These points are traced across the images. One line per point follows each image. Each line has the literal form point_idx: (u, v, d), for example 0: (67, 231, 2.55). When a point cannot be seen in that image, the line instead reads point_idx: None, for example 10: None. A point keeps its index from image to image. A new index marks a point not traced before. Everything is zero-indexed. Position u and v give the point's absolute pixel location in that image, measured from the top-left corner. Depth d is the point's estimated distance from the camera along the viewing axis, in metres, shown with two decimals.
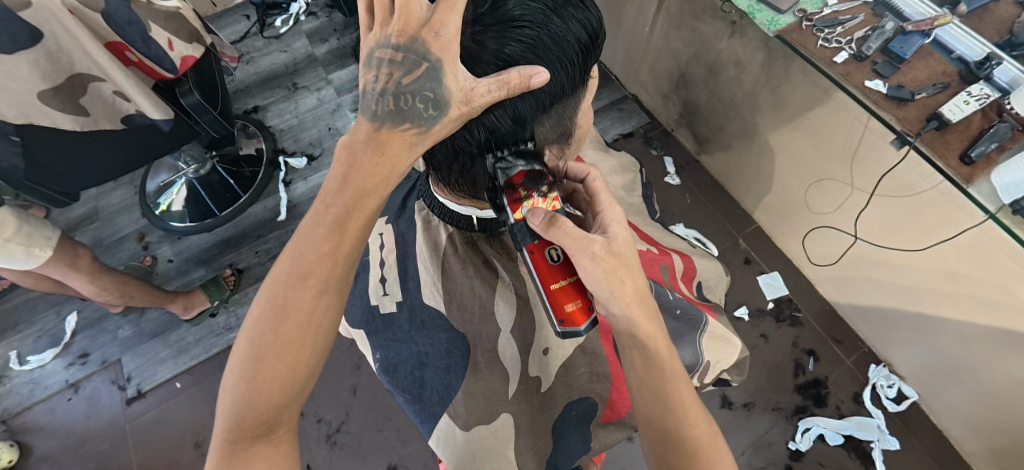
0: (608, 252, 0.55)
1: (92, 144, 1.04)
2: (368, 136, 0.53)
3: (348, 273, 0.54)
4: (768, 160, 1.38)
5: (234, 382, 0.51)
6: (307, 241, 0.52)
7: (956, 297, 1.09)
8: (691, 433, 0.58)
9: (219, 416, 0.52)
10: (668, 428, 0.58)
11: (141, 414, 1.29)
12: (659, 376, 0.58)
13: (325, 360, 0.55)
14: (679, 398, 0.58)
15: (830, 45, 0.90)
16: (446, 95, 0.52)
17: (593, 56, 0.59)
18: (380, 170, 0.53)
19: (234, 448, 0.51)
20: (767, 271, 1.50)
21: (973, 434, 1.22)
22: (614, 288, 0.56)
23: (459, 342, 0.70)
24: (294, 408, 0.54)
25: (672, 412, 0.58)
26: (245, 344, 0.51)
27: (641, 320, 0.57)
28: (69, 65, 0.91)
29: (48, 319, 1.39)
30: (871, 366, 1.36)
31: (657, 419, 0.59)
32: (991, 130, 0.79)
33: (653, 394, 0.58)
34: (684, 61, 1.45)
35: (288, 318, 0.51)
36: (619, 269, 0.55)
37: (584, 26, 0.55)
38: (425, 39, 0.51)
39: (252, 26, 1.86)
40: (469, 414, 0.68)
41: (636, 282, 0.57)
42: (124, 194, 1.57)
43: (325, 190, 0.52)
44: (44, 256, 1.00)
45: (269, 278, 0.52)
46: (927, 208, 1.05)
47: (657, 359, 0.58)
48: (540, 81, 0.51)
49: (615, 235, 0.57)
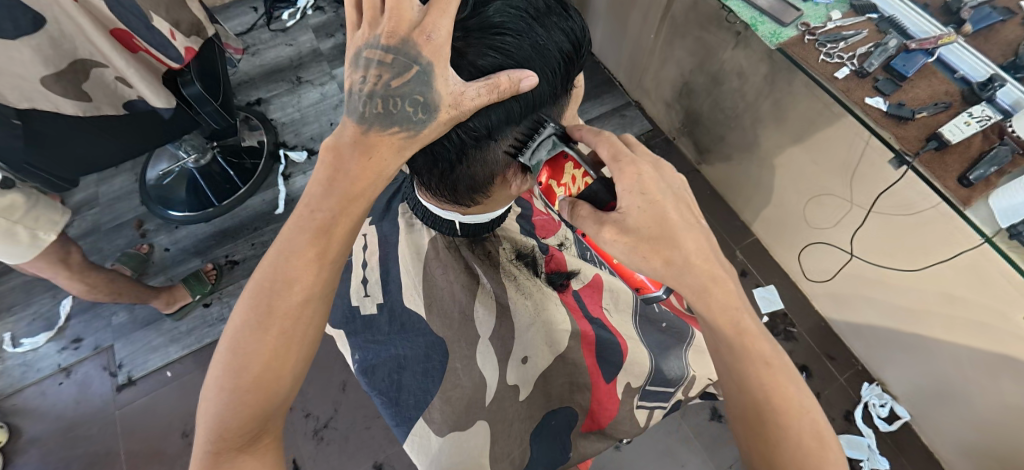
0: (616, 229, 0.52)
1: (98, 133, 1.05)
2: (355, 138, 0.54)
3: (332, 279, 0.55)
4: (769, 173, 1.36)
5: (216, 392, 0.50)
6: (292, 248, 0.52)
7: (952, 319, 1.08)
8: (785, 424, 0.51)
9: (201, 430, 0.51)
10: (758, 412, 0.52)
11: (130, 401, 1.30)
12: (736, 360, 0.53)
13: (307, 367, 0.55)
14: (757, 377, 0.52)
15: (831, 60, 0.89)
16: (435, 100, 0.52)
17: (573, 71, 0.60)
18: (367, 173, 0.54)
19: (219, 459, 0.50)
20: (763, 284, 1.48)
21: (966, 458, 1.20)
22: (643, 264, 0.53)
23: (438, 347, 0.69)
24: (279, 415, 0.54)
25: (764, 397, 0.52)
26: (227, 352, 0.51)
27: (703, 303, 0.53)
28: (72, 50, 0.92)
29: (44, 302, 1.39)
30: (863, 384, 1.35)
31: (740, 404, 0.54)
32: (991, 152, 0.77)
33: (739, 383, 0.53)
34: (688, 70, 1.44)
35: (272, 327, 0.51)
36: (644, 244, 0.51)
37: (566, 35, 0.56)
38: (416, 41, 0.51)
39: (259, 18, 1.86)
40: (444, 420, 0.67)
41: (670, 252, 0.51)
42: (125, 181, 1.57)
43: (311, 194, 0.53)
44: (49, 240, 1.02)
45: (252, 284, 0.52)
46: (927, 227, 1.03)
47: (721, 334, 0.54)
48: (529, 83, 0.52)
49: (627, 212, 0.52)
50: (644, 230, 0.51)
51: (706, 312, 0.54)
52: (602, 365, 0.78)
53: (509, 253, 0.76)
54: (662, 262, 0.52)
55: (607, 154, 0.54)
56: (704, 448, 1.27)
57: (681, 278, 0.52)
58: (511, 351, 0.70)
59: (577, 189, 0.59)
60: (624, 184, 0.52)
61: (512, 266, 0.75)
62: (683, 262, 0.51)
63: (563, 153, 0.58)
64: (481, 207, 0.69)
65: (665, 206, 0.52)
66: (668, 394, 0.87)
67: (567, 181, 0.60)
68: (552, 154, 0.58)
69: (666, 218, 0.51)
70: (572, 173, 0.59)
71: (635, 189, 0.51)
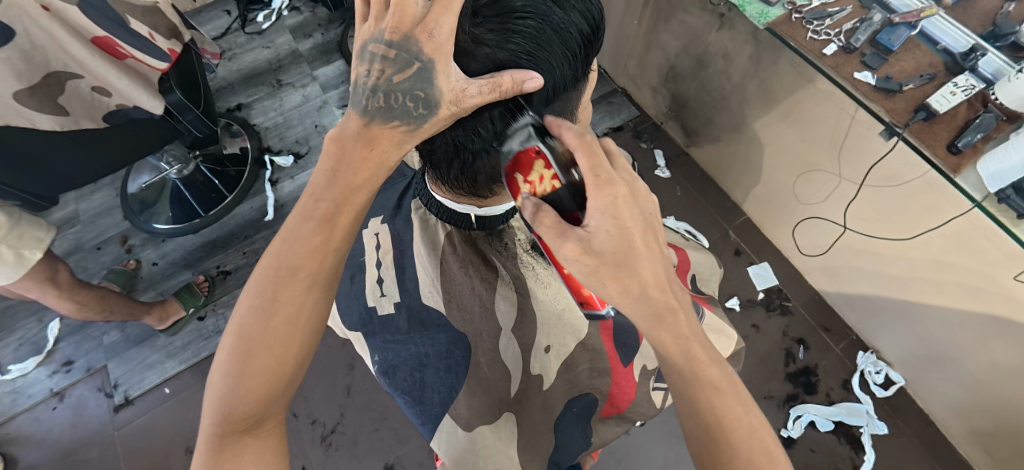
0: (580, 249, 0.48)
1: (77, 149, 1.02)
2: (358, 130, 0.55)
3: (336, 267, 0.58)
4: (758, 151, 1.38)
5: (222, 375, 0.53)
6: (296, 237, 0.55)
7: (941, 284, 1.11)
8: (737, 445, 0.51)
9: (206, 413, 0.53)
10: (710, 434, 0.52)
11: (129, 421, 1.27)
12: (686, 385, 0.53)
13: (312, 352, 0.57)
14: (709, 401, 0.52)
15: (819, 37, 0.91)
16: (437, 96, 0.52)
17: (592, 47, 0.58)
18: (368, 165, 0.56)
19: (223, 442, 0.52)
20: (757, 262, 1.51)
21: (959, 418, 1.24)
22: (599, 285, 0.50)
23: (460, 342, 0.70)
24: (282, 402, 0.57)
25: (715, 420, 0.52)
26: (233, 339, 0.53)
27: (652, 331, 0.52)
28: (44, 63, 0.89)
29: (29, 326, 1.35)
30: (859, 353, 1.39)
31: (696, 426, 0.53)
32: (976, 120, 0.79)
33: (691, 406, 0.53)
34: (673, 54, 1.46)
35: (277, 313, 0.54)
36: (604, 267, 0.48)
37: (585, 18, 0.54)
38: (418, 38, 0.51)
39: (233, 21, 1.82)
40: (470, 415, 0.68)
41: (629, 281, 0.49)
42: (105, 196, 1.52)
43: (314, 186, 0.56)
44: (34, 259, 0.99)
45: (257, 273, 0.55)
46: (915, 197, 1.05)
47: (672, 362, 0.53)
48: (532, 83, 0.52)
49: (595, 232, 0.48)
50: (609, 255, 0.48)
51: (657, 338, 0.52)
52: (620, 349, 0.77)
53: (525, 242, 0.74)
54: (619, 287, 0.49)
55: (587, 167, 0.49)
56: None
57: (638, 306, 0.50)
58: (533, 341, 0.73)
59: (543, 190, 0.52)
60: (599, 203, 0.48)
61: (528, 256, 0.73)
62: (641, 290, 0.49)
63: (536, 148, 0.53)
64: (498, 199, 0.67)
65: (634, 234, 0.48)
66: None
67: (533, 178, 0.52)
68: (525, 146, 0.53)
69: (633, 245, 0.48)
70: (540, 172, 0.52)
71: (608, 212, 0.47)
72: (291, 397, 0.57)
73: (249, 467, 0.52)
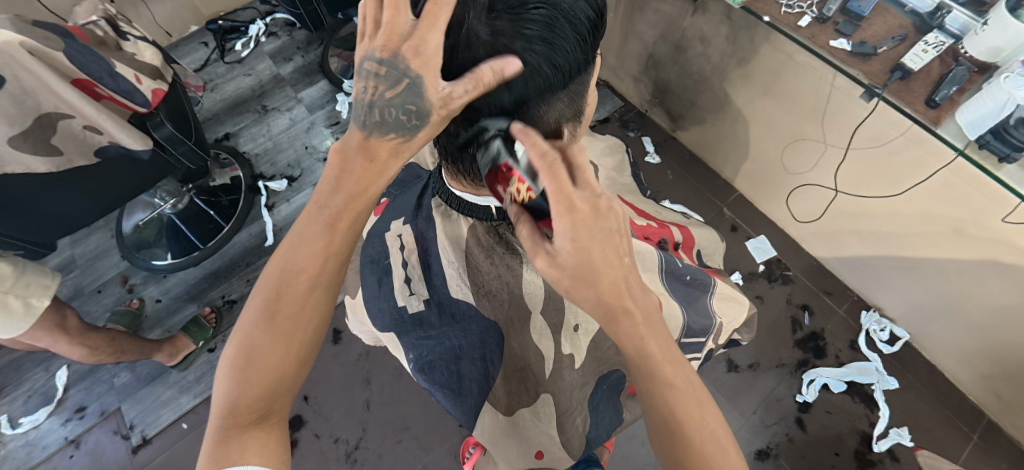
0: (547, 261, 0.53)
1: (74, 194, 1.01)
2: (359, 144, 0.58)
3: (337, 270, 0.60)
4: (743, 128, 1.42)
5: (230, 370, 0.56)
6: (302, 240, 0.58)
7: (934, 237, 1.15)
8: (694, 434, 0.56)
9: (214, 405, 0.55)
10: (669, 425, 0.56)
11: (148, 461, 1.25)
12: (650, 381, 0.56)
13: (313, 352, 0.59)
14: (674, 393, 0.56)
15: (793, 10, 0.96)
16: (427, 106, 0.55)
17: (601, 30, 0.59)
18: (369, 174, 0.58)
19: (226, 434, 0.53)
20: (753, 235, 1.55)
21: (964, 364, 1.29)
22: (562, 290, 0.55)
23: (493, 331, 0.75)
24: (287, 400, 0.58)
25: (676, 413, 0.56)
26: (241, 335, 0.57)
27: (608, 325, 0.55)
28: (35, 106, 0.88)
29: (37, 377, 1.33)
30: (862, 312, 1.43)
31: (658, 415, 0.57)
32: (951, 73, 0.83)
33: (652, 397, 0.57)
34: (651, 43, 1.49)
35: (279, 310, 0.57)
36: (565, 280, 0.53)
37: (592, 4, 0.54)
38: (405, 55, 0.53)
39: (211, 52, 1.82)
40: (507, 398, 0.76)
41: (587, 290, 0.53)
42: (100, 238, 1.51)
43: (320, 192, 0.58)
44: (43, 306, 0.98)
45: (266, 273, 0.58)
46: (897, 155, 1.09)
47: (642, 358, 0.56)
48: (511, 69, 0.52)
49: (559, 251, 0.52)
50: (572, 270, 0.52)
51: (615, 335, 0.56)
52: None
53: None
54: (580, 296, 0.53)
55: (551, 195, 0.50)
56: (725, 397, 1.35)
57: (599, 308, 0.54)
58: (563, 320, 0.75)
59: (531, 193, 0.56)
60: (562, 227, 0.51)
61: None
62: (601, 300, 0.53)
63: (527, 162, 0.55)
64: None
65: (592, 255, 0.51)
66: (700, 344, 0.91)
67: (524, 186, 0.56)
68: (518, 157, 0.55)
69: (592, 266, 0.51)
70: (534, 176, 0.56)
71: (570, 236, 0.50)
72: (296, 394, 0.59)
73: (252, 459, 0.53)
